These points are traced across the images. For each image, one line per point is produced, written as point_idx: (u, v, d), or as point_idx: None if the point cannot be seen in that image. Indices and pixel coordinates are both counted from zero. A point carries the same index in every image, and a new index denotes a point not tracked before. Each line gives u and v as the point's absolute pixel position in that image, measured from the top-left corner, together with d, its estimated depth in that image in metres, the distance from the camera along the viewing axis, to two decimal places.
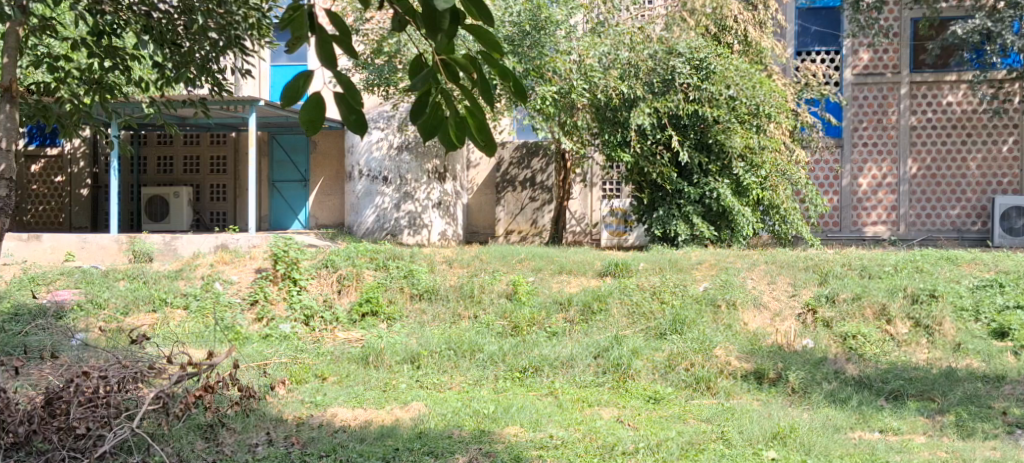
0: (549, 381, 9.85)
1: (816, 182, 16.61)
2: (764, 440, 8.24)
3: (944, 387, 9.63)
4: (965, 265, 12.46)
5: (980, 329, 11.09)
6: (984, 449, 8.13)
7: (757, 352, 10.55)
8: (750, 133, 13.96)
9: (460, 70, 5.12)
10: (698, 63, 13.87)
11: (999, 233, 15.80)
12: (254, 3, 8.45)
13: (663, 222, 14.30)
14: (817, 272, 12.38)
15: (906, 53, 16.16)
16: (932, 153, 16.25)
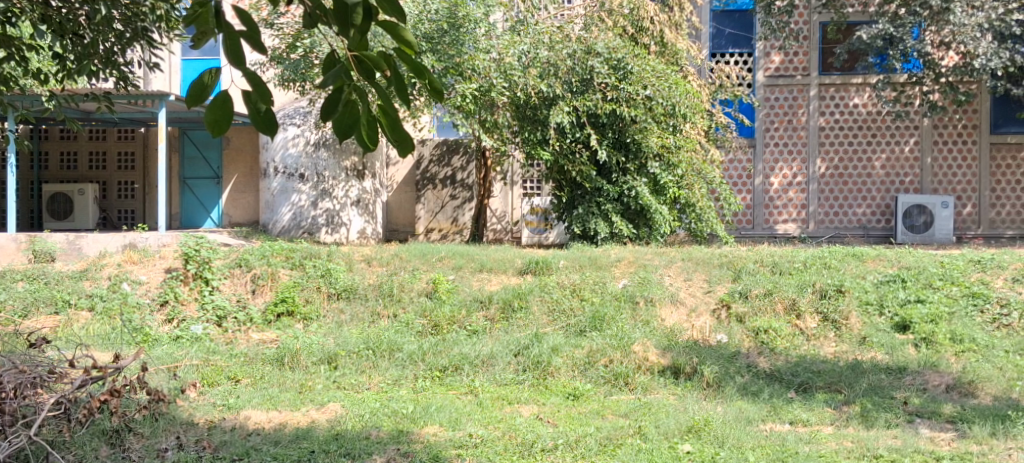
0: (469, 380, 9.90)
1: (730, 181, 16.93)
2: (679, 434, 8.41)
3: (851, 378, 9.91)
4: (871, 260, 12.78)
5: (884, 323, 11.41)
6: (886, 437, 8.39)
7: (673, 347, 10.68)
8: (667, 133, 14.20)
9: (373, 68, 5.13)
10: (616, 63, 14.03)
11: (901, 229, 16.28)
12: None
13: (583, 220, 14.36)
14: (731, 268, 12.63)
15: (815, 55, 16.58)
16: (839, 153, 16.69)
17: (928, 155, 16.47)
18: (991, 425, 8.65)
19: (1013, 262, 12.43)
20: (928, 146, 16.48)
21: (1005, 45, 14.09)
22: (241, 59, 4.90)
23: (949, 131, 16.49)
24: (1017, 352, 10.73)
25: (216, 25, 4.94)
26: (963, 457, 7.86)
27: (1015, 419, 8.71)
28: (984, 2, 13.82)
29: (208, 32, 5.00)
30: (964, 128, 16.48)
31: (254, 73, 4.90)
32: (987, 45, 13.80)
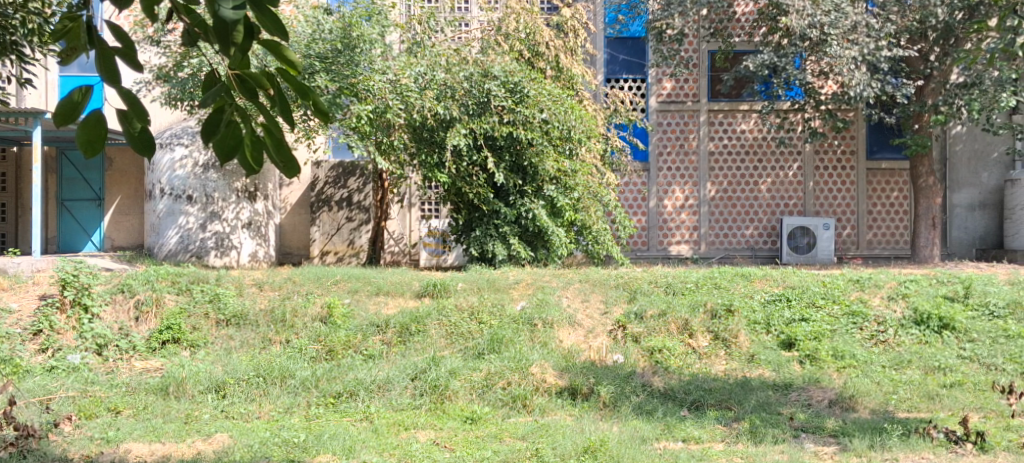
0: (364, 406, 9.78)
1: (625, 203, 17.21)
2: (576, 455, 8.45)
3: (740, 395, 10.10)
4: (758, 280, 13.04)
5: (771, 340, 11.70)
6: (773, 453, 8.59)
7: (570, 369, 10.72)
8: (563, 157, 14.35)
9: (256, 87, 5.14)
10: (512, 87, 13.99)
11: (787, 250, 16.82)
12: (34, 8, 8.09)
13: (480, 242, 14.34)
14: (626, 289, 12.80)
15: (704, 83, 17.15)
16: (728, 176, 17.23)
17: (810, 179, 17.14)
18: (870, 438, 8.90)
19: (888, 281, 12.83)
20: (810, 170, 17.16)
21: (879, 76, 14.62)
22: (116, 78, 4.91)
23: (829, 157, 17.19)
24: (894, 367, 11.06)
25: (87, 40, 4.89)
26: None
27: (892, 431, 8.97)
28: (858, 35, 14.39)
29: (77, 47, 4.94)
30: (842, 154, 17.19)
31: (130, 92, 4.92)
32: (860, 76, 14.25)
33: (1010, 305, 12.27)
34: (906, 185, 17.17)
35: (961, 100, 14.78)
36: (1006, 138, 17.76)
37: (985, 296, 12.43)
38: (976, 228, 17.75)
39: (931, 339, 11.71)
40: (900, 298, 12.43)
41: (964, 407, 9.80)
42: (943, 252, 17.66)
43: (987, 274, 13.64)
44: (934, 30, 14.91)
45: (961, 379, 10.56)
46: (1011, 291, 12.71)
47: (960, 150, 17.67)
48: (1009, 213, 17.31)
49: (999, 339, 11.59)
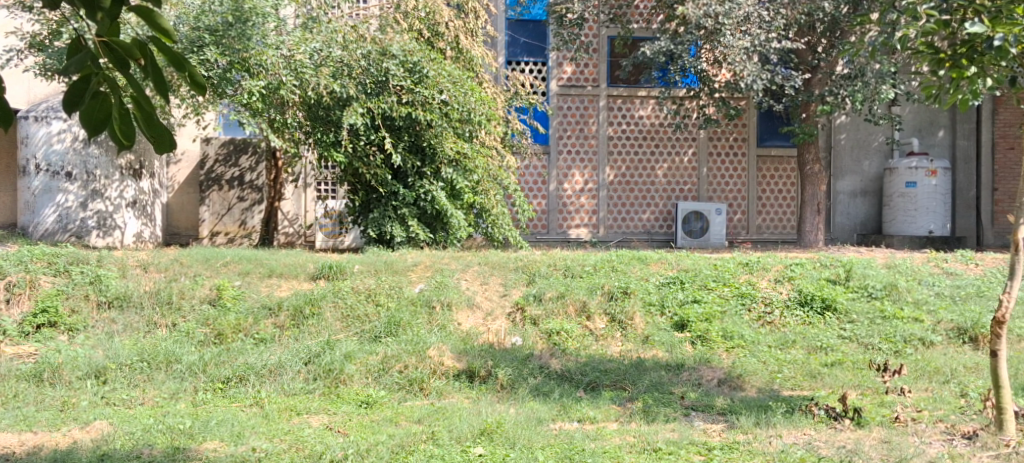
0: (254, 391, 9.51)
1: (524, 186, 17.19)
2: (472, 437, 8.41)
3: (635, 376, 10.13)
4: (654, 263, 13.12)
5: (665, 322, 11.76)
6: (665, 431, 8.66)
7: (468, 351, 10.59)
8: (462, 139, 14.14)
9: (127, 56, 4.97)
10: (411, 67, 13.77)
11: (681, 234, 17.05)
12: None
13: (377, 223, 14.07)
14: (525, 272, 12.73)
15: (603, 68, 17.26)
16: (626, 161, 17.40)
17: (704, 165, 17.47)
18: (756, 415, 9.02)
19: (775, 264, 13.06)
20: (704, 156, 17.47)
21: (769, 66, 14.83)
22: None
23: (723, 143, 17.53)
24: (779, 347, 11.23)
25: None
26: (732, 447, 8.25)
27: (776, 409, 9.11)
28: (750, 26, 14.52)
29: None
30: (734, 141, 17.56)
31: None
32: (752, 67, 14.39)
33: (887, 287, 12.56)
34: (794, 172, 17.67)
35: (845, 91, 15.05)
36: (886, 128, 18.23)
37: (865, 279, 12.70)
38: (858, 214, 18.21)
39: (814, 320, 11.92)
40: (786, 280, 12.66)
41: (844, 384, 10.00)
42: (828, 237, 18.03)
43: (869, 258, 13.99)
44: (821, 22, 15.21)
45: (842, 358, 10.77)
46: (888, 274, 13.06)
47: (844, 139, 18.06)
48: (887, 200, 17.78)
49: (877, 319, 11.87)
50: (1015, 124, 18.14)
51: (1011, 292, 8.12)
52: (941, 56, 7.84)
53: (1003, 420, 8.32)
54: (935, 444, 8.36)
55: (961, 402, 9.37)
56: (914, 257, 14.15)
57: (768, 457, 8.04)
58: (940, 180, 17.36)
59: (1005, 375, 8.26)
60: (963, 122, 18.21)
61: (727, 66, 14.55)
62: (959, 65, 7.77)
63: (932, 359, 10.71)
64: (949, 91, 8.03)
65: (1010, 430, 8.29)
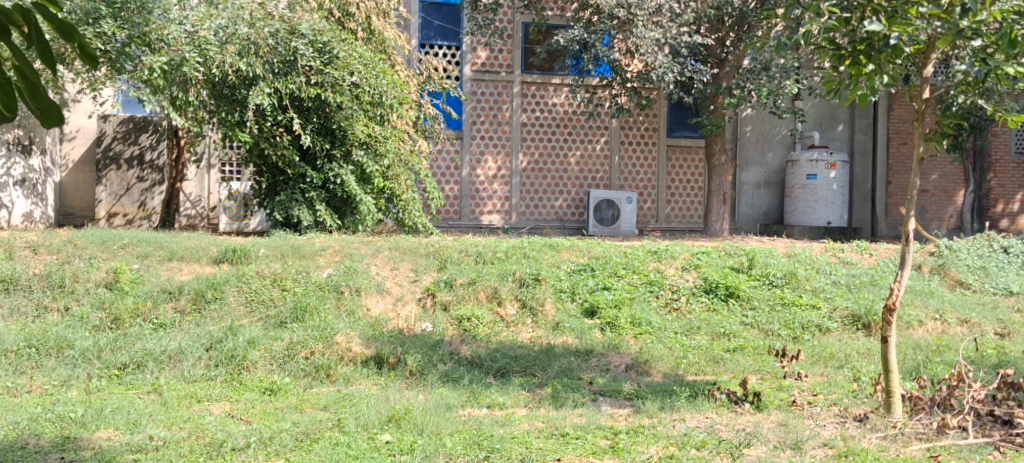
0: (153, 378, 9.25)
1: (437, 171, 17.02)
2: (379, 424, 8.28)
3: (544, 362, 10.10)
4: (565, 250, 13.12)
5: (575, 308, 11.76)
6: (573, 416, 8.64)
7: (377, 338, 10.45)
8: (374, 122, 13.94)
9: (8, 24, 4.69)
10: (321, 47, 13.50)
11: (593, 222, 17.09)
12: None
13: (284, 207, 13.75)
14: (437, 258, 12.60)
15: (518, 54, 17.18)
16: (540, 148, 17.37)
17: (616, 153, 17.55)
18: (661, 400, 9.06)
19: (683, 252, 13.22)
20: (616, 144, 17.56)
21: (679, 60, 14.91)
22: None
23: (634, 132, 17.65)
24: (685, 333, 11.30)
25: None
26: (637, 431, 8.27)
27: (680, 394, 9.17)
28: (662, 19, 14.50)
29: None
30: (645, 130, 17.70)
31: None
32: (663, 58, 14.42)
33: (787, 276, 12.74)
34: (702, 163, 17.91)
35: (751, 85, 15.27)
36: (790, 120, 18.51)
37: (766, 268, 12.89)
38: (761, 205, 18.47)
39: (718, 306, 12.03)
40: (692, 268, 12.79)
41: (745, 369, 10.11)
42: (732, 227, 18.26)
43: (770, 247, 14.21)
44: (730, 16, 15.44)
45: (744, 344, 10.89)
46: (789, 263, 13.28)
47: (750, 131, 18.29)
48: (789, 191, 18.06)
49: (777, 306, 12.04)
50: (907, 120, 18.55)
51: (901, 279, 8.29)
52: (842, 52, 7.94)
53: (891, 403, 8.53)
54: (829, 427, 8.48)
55: (853, 386, 9.54)
56: (812, 247, 14.40)
57: (671, 440, 8.07)
58: (837, 173, 17.75)
59: (894, 360, 8.47)
60: (861, 117, 18.62)
61: (639, 56, 14.61)
62: (858, 62, 7.83)
63: (829, 344, 10.91)
64: (849, 86, 8.16)
65: (897, 413, 8.50)
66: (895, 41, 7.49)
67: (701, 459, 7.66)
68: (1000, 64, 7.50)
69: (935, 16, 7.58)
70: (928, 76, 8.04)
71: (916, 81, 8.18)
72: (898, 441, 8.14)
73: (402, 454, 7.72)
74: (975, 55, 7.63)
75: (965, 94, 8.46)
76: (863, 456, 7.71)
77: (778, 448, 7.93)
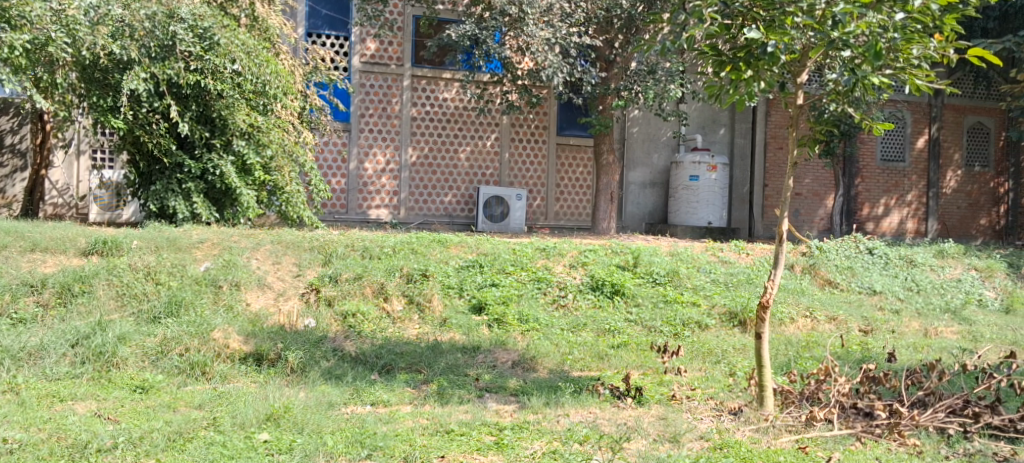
0: (10, 376, 8.77)
1: (322, 164, 16.65)
2: (257, 423, 8.00)
3: (430, 358, 9.89)
4: (453, 246, 12.95)
5: (462, 304, 11.59)
6: (458, 413, 8.48)
7: (256, 334, 10.06)
8: (256, 112, 13.54)
9: None
10: (201, 32, 13.01)
11: (482, 219, 16.94)
12: None
13: (159, 197, 13.35)
14: (321, 252, 12.28)
15: (408, 47, 16.92)
16: (429, 143, 17.14)
17: (506, 150, 17.45)
18: (547, 395, 8.96)
19: (570, 250, 13.16)
20: (506, 141, 17.47)
21: (568, 60, 14.88)
22: None
23: (524, 130, 17.57)
24: (571, 330, 11.24)
25: None
26: (522, 426, 8.15)
27: (565, 389, 9.08)
28: (553, 18, 14.51)
29: None
30: (535, 128, 17.64)
31: None
32: (554, 59, 14.36)
33: (670, 274, 12.84)
34: (591, 161, 17.93)
35: (638, 87, 15.29)
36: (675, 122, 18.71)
37: (651, 265, 12.95)
38: (647, 204, 18.59)
39: (604, 303, 12.00)
40: (580, 266, 12.76)
41: (629, 365, 10.07)
42: (619, 225, 18.32)
43: (654, 245, 14.23)
44: (619, 19, 15.51)
45: (628, 340, 10.87)
46: (671, 261, 13.36)
47: (637, 132, 18.37)
48: (673, 192, 18.22)
49: (659, 303, 12.06)
50: (784, 125, 19.03)
51: (774, 277, 8.36)
52: (723, 58, 8.06)
53: (764, 396, 8.56)
54: (705, 420, 8.52)
55: (729, 380, 9.60)
56: (693, 246, 14.52)
57: (555, 435, 7.97)
58: (718, 175, 18.01)
59: (766, 355, 8.50)
60: (741, 121, 18.86)
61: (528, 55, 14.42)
62: (738, 68, 7.98)
63: (707, 341, 11.00)
64: (730, 91, 8.22)
65: (769, 406, 8.54)
66: (772, 49, 7.65)
67: (583, 454, 7.58)
68: (867, 74, 7.60)
69: (810, 27, 7.84)
70: (801, 83, 8.12)
71: (790, 88, 8.16)
72: (770, 433, 8.19)
73: (280, 453, 7.47)
74: (845, 65, 7.81)
75: (835, 103, 8.59)
76: (737, 449, 7.73)
77: (657, 442, 7.93)
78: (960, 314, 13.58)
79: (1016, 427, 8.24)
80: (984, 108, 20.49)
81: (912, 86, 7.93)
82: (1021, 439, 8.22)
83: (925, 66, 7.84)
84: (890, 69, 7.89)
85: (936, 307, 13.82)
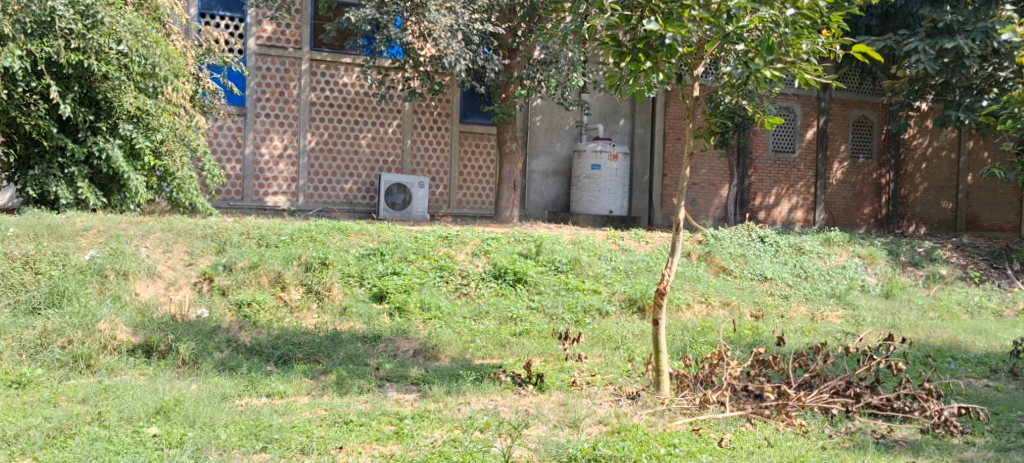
0: None
1: (216, 149, 16.12)
2: (146, 417, 7.64)
3: (329, 348, 9.59)
4: (354, 234, 12.63)
5: (363, 293, 11.31)
6: (357, 403, 8.22)
7: (145, 325, 9.64)
8: (144, 95, 12.98)
9: None
10: (83, 10, 12.27)
11: (383, 206, 16.64)
12: None
13: (39, 183, 12.70)
14: (215, 240, 11.84)
15: (307, 30, 16.50)
16: (328, 128, 16.77)
17: (408, 137, 17.16)
18: (448, 384, 8.75)
19: (472, 238, 12.95)
20: (408, 128, 17.17)
21: (471, 47, 14.59)
22: None
23: (426, 117, 17.31)
24: (474, 318, 11.04)
25: None
26: (423, 415, 7.92)
27: (465, 377, 8.89)
28: (455, 5, 14.28)
29: None
30: (438, 115, 17.39)
31: None
32: (456, 45, 14.07)
33: (572, 262, 12.72)
34: (493, 149, 17.77)
35: (540, 76, 15.24)
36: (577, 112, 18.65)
37: (553, 254, 12.80)
38: (549, 193, 18.49)
39: (506, 291, 11.84)
40: (482, 254, 12.57)
41: (531, 352, 9.93)
42: (522, 214, 18.18)
43: (556, 234, 14.14)
44: (521, 7, 15.42)
45: (530, 328, 10.73)
46: (573, 249, 13.27)
47: (540, 120, 18.25)
48: (575, 180, 18.15)
49: (561, 291, 11.96)
50: (682, 116, 19.12)
51: (672, 264, 8.27)
52: (623, 50, 7.89)
53: (660, 381, 8.52)
54: (604, 405, 8.41)
55: (628, 366, 9.51)
56: (593, 234, 14.45)
57: (456, 424, 7.78)
58: (620, 164, 18.09)
59: (663, 340, 8.46)
60: (641, 112, 18.90)
61: (430, 41, 14.19)
62: (637, 60, 7.85)
63: (607, 327, 10.93)
64: (629, 82, 8.11)
65: (665, 390, 8.49)
66: (670, 42, 7.52)
67: (482, 442, 7.40)
68: (761, 69, 7.72)
69: (706, 20, 7.77)
70: (699, 75, 8.10)
71: (687, 79, 8.15)
72: (666, 416, 8.15)
73: (170, 448, 7.16)
74: (738, 58, 7.90)
75: (729, 95, 8.56)
76: (634, 433, 7.62)
77: (557, 427, 7.80)
78: (845, 298, 13.86)
79: (893, 406, 8.38)
80: (868, 102, 20.90)
81: (802, 81, 8.03)
82: (896, 417, 8.36)
83: (814, 60, 8.00)
84: (780, 63, 7.95)
85: (822, 292, 14.03)
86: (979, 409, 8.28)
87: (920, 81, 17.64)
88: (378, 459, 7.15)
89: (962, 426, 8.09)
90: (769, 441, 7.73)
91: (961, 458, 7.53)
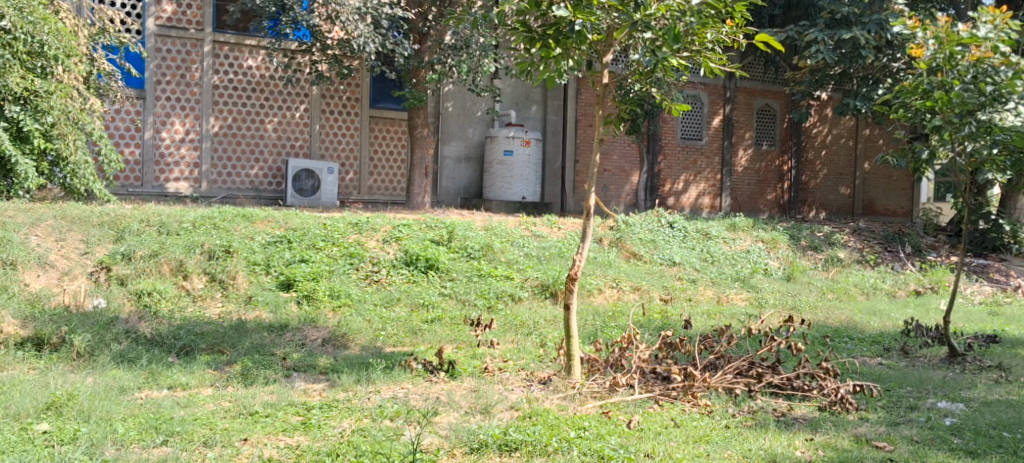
0: None
1: (114, 133, 15.44)
2: (35, 413, 7.21)
3: (234, 338, 9.20)
4: (259, 221, 12.21)
5: (269, 281, 10.92)
6: (263, 394, 7.86)
7: (36, 317, 9.11)
8: (32, 75, 12.42)
9: None
10: None
11: (291, 193, 16.19)
12: None
13: None
14: (112, 228, 11.32)
15: (209, 12, 15.96)
16: (233, 112, 16.24)
17: (316, 122, 16.73)
18: (358, 373, 8.44)
19: (383, 225, 12.63)
20: (316, 113, 16.74)
21: (380, 30, 14.28)
22: None
23: (335, 101, 16.91)
24: (385, 305, 10.74)
25: None
26: (331, 405, 7.61)
27: (375, 366, 8.59)
28: None
29: None
30: (347, 100, 17.01)
31: None
32: (364, 27, 13.78)
33: (484, 248, 12.49)
34: (404, 135, 17.46)
35: (451, 60, 14.96)
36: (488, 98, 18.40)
37: (465, 240, 12.58)
38: (461, 179, 18.22)
39: (418, 278, 11.55)
40: (394, 241, 12.26)
41: (443, 339, 9.67)
42: (433, 200, 17.86)
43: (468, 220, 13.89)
44: None
45: (441, 315, 10.46)
46: (485, 235, 13.04)
47: (452, 106, 17.94)
48: (487, 166, 17.90)
49: (473, 278, 11.72)
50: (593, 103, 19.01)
51: (583, 249, 8.08)
52: (532, 35, 7.66)
53: (572, 365, 8.35)
54: (516, 391, 8.21)
55: (540, 351, 9.33)
56: (506, 220, 14.22)
57: (365, 413, 7.48)
58: (532, 150, 17.95)
59: (575, 325, 8.27)
60: (553, 98, 18.75)
61: (338, 24, 13.82)
62: (547, 46, 7.64)
63: (519, 313, 10.73)
64: (540, 68, 7.90)
65: (576, 374, 8.32)
66: (580, 28, 7.34)
67: (392, 430, 7.13)
68: (667, 56, 7.55)
69: (614, 8, 7.54)
70: (608, 63, 7.90)
71: (597, 67, 7.97)
72: (577, 400, 7.96)
73: (61, 445, 6.75)
74: (646, 46, 7.68)
75: (638, 83, 8.43)
76: (545, 417, 7.42)
77: (468, 414, 7.56)
78: (749, 282, 13.86)
79: (793, 385, 8.36)
80: (772, 91, 21.10)
81: (707, 69, 7.95)
82: (796, 396, 8.33)
83: (718, 49, 7.89)
84: (686, 51, 7.85)
85: (727, 276, 14.01)
86: (872, 386, 8.28)
87: (820, 71, 17.83)
88: (284, 451, 6.82)
89: (856, 402, 8.03)
90: (675, 421, 7.62)
91: (855, 433, 7.49)
